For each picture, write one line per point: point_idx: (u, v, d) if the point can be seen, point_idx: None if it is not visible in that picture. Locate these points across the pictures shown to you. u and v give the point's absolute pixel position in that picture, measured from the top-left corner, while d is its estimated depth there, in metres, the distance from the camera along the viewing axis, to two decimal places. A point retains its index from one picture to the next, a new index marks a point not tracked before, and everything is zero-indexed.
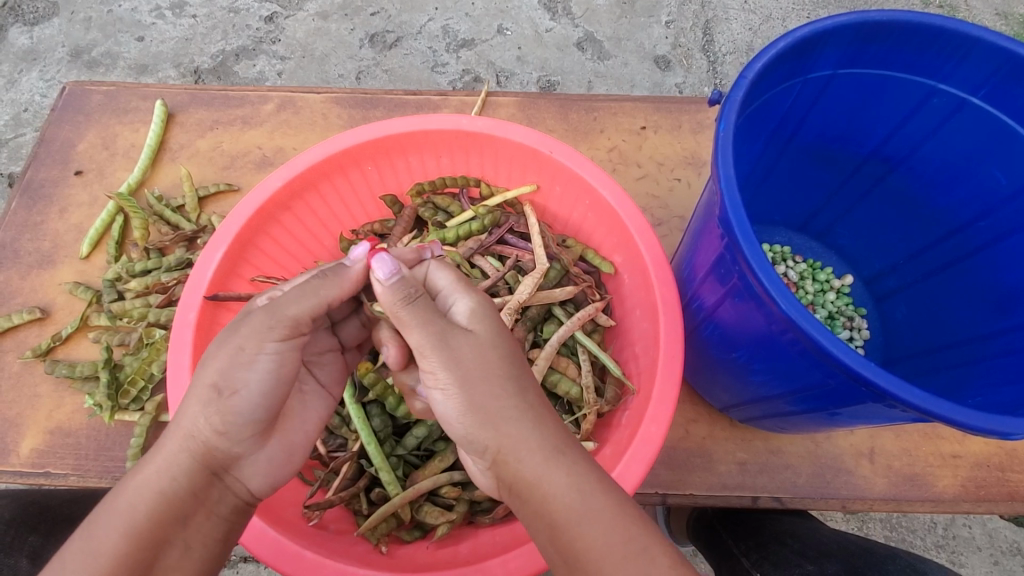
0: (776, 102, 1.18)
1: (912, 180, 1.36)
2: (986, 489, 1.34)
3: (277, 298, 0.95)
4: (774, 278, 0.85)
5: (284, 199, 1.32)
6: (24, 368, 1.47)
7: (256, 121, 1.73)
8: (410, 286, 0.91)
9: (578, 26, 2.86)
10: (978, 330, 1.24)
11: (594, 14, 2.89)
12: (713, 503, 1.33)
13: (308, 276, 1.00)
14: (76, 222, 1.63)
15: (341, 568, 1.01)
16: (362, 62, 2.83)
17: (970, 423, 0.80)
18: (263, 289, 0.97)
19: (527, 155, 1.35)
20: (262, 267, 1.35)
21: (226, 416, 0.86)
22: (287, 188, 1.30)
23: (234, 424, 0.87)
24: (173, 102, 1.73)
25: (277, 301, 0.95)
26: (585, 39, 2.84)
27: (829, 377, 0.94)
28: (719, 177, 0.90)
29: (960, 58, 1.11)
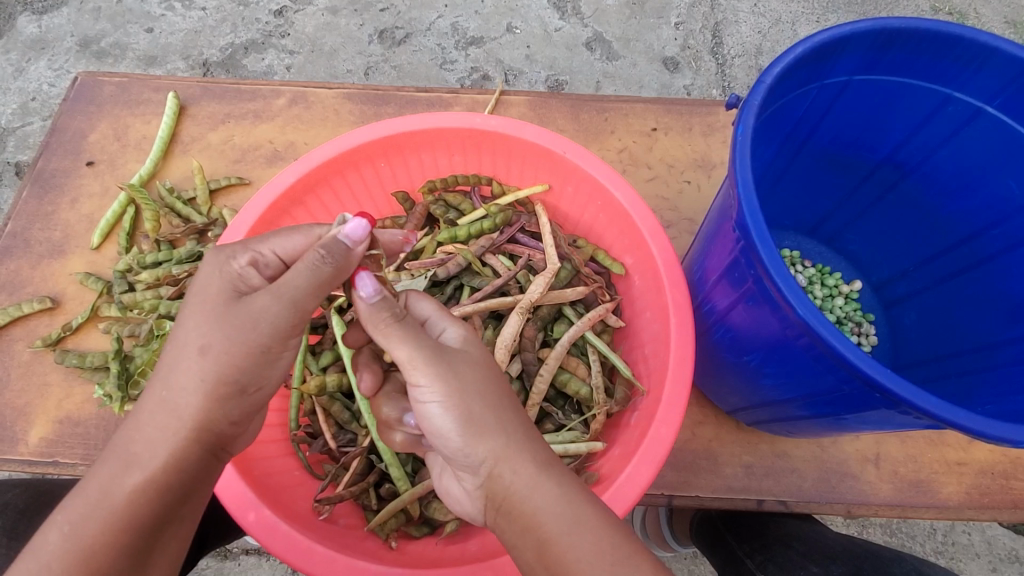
0: (792, 107, 1.18)
1: (923, 187, 1.36)
2: (990, 497, 1.35)
3: (260, 262, 0.93)
4: (791, 282, 0.85)
5: (350, 160, 1.35)
6: (34, 357, 1.47)
7: (439, 108, 1.76)
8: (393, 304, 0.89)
9: (758, 34, 2.83)
10: (988, 338, 1.24)
11: (779, 27, 2.84)
12: (719, 506, 1.33)
13: (293, 240, 0.95)
14: (225, 200, 1.66)
15: (352, 564, 1.00)
16: (516, 52, 2.83)
17: (982, 431, 0.80)
18: (244, 251, 0.93)
19: (540, 154, 1.36)
20: (313, 215, 1.38)
21: (231, 399, 0.89)
22: (340, 155, 1.32)
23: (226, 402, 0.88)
24: (320, 88, 1.75)
25: (260, 265, 0.93)
26: (759, 51, 2.80)
27: (855, 371, 0.84)
28: (737, 181, 0.90)
29: (978, 67, 1.11)
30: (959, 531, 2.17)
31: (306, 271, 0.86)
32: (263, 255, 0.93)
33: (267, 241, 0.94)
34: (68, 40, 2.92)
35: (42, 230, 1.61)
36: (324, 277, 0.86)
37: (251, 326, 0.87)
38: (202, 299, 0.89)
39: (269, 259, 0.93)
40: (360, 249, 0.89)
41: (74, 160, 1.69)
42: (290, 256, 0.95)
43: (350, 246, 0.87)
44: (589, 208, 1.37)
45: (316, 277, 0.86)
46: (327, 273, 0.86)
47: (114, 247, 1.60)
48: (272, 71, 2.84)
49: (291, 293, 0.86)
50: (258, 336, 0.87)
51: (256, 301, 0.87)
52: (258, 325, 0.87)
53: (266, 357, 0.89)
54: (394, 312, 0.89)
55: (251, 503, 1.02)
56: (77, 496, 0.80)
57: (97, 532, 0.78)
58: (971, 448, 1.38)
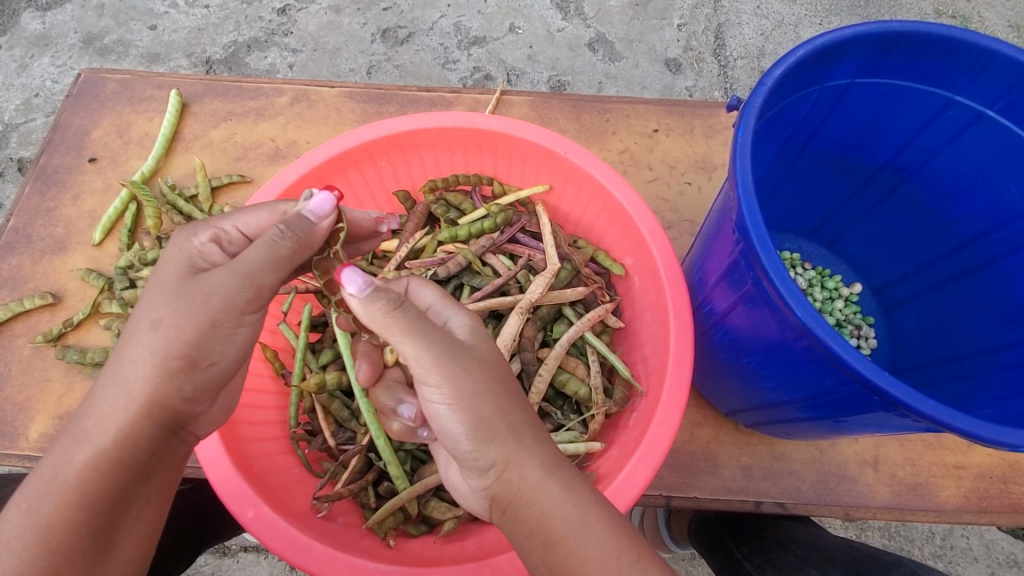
0: (793, 109, 1.18)
1: (925, 191, 1.36)
2: (989, 501, 1.35)
3: (223, 238, 0.97)
4: (791, 285, 0.85)
5: (351, 158, 1.35)
6: (34, 352, 1.48)
7: (440, 108, 1.76)
8: (389, 293, 0.87)
9: (761, 36, 2.83)
10: (989, 342, 1.24)
11: (781, 29, 2.85)
12: (717, 507, 1.33)
13: (256, 217, 1.00)
14: (227, 198, 1.66)
15: (350, 562, 1.01)
16: (519, 52, 2.83)
17: (980, 434, 0.80)
18: (206, 228, 0.97)
19: (541, 154, 1.36)
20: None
21: (187, 379, 0.89)
22: (341, 154, 1.33)
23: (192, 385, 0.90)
24: (323, 86, 1.75)
25: (223, 241, 0.96)
26: (761, 53, 2.80)
27: (854, 373, 0.84)
28: (737, 183, 0.90)
29: (978, 70, 1.11)
30: (958, 535, 2.17)
31: (263, 244, 0.90)
32: (227, 233, 0.97)
33: (229, 219, 0.98)
34: (72, 36, 2.93)
35: (44, 226, 1.62)
36: (282, 251, 0.91)
37: (203, 300, 0.88)
38: (161, 274, 0.92)
39: (232, 236, 0.97)
40: (323, 224, 0.96)
41: (76, 157, 1.69)
42: (254, 232, 1.00)
43: (311, 219, 0.96)
44: (590, 209, 1.37)
45: (274, 251, 0.90)
46: (285, 248, 0.91)
47: (115, 244, 1.61)
48: (274, 69, 2.84)
49: (246, 267, 0.89)
50: (210, 310, 0.88)
51: (212, 274, 0.90)
52: (211, 297, 0.88)
53: (217, 330, 0.90)
54: (393, 301, 0.86)
55: (250, 499, 1.02)
56: (39, 478, 0.82)
57: (52, 512, 0.80)
58: (969, 452, 1.38)
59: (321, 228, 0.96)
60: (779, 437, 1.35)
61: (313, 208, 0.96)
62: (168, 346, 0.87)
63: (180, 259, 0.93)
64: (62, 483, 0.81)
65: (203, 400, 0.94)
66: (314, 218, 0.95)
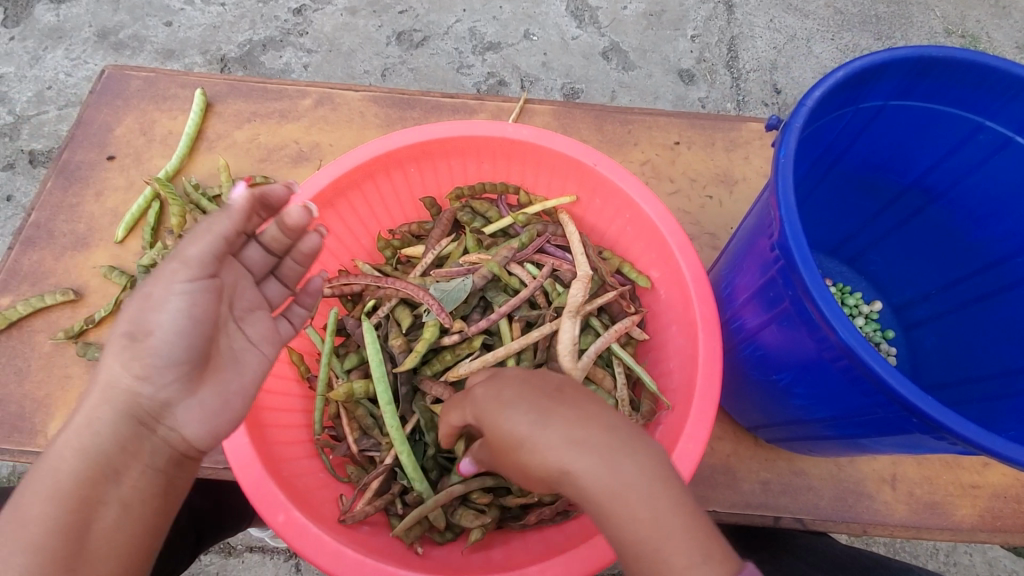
0: (825, 128, 1.19)
1: (950, 212, 1.37)
2: (1004, 521, 1.36)
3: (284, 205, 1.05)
4: (833, 306, 0.86)
5: (382, 164, 1.36)
6: (55, 349, 1.48)
7: (463, 114, 1.78)
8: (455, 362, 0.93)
9: (774, 50, 2.86)
10: (1013, 365, 1.25)
11: (793, 43, 2.87)
12: (736, 520, 1.34)
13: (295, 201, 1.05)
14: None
15: (380, 567, 1.00)
16: (533, 59, 2.84)
17: (1022, 460, 0.80)
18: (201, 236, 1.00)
19: (570, 165, 1.36)
20: (342, 220, 1.39)
21: (134, 355, 0.94)
22: (372, 160, 1.33)
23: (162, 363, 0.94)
24: (347, 90, 1.76)
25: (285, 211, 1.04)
26: (774, 67, 2.82)
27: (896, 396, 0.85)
28: (779, 202, 0.90)
29: (1013, 96, 1.12)
30: (961, 552, 2.18)
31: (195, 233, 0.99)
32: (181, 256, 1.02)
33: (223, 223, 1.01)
34: (86, 30, 2.93)
35: (66, 222, 1.62)
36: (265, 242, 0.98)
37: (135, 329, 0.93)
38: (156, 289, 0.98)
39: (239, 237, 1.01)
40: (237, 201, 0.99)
41: (98, 153, 1.69)
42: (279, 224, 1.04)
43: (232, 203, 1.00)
44: (616, 221, 1.38)
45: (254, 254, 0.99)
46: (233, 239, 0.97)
47: (137, 241, 1.61)
48: (289, 69, 2.85)
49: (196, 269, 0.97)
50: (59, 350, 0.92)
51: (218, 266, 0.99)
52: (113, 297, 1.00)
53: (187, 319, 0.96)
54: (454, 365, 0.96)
55: (282, 504, 1.02)
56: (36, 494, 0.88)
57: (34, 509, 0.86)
58: (987, 472, 1.39)
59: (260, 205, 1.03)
60: (800, 453, 1.36)
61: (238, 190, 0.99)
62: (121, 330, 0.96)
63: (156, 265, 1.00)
64: (46, 467, 0.89)
65: (168, 381, 0.96)
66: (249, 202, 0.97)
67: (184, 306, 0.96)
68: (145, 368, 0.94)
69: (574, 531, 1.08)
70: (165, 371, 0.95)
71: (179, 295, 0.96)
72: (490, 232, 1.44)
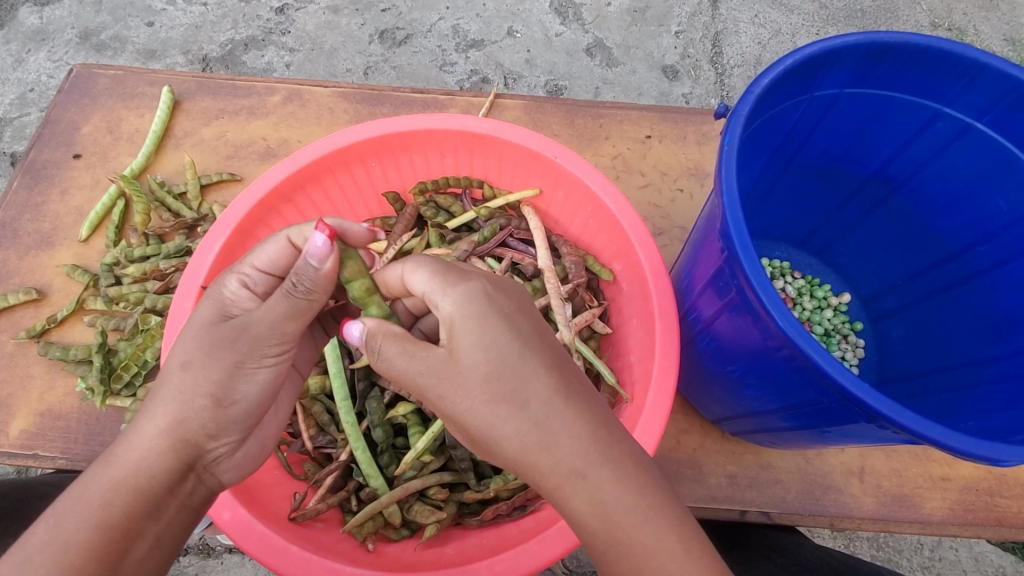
0: (782, 117, 1.18)
1: (913, 202, 1.36)
2: (975, 513, 1.35)
3: (247, 282, 0.98)
4: (772, 294, 0.85)
5: (341, 158, 1.35)
6: (18, 348, 1.46)
7: (433, 110, 1.76)
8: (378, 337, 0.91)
9: (758, 45, 2.85)
10: (974, 354, 1.24)
11: (778, 38, 2.86)
12: (701, 515, 1.33)
13: (268, 249, 0.99)
14: (216, 196, 1.65)
15: (327, 564, 1.00)
16: (516, 56, 2.83)
17: (959, 448, 0.80)
18: (229, 275, 0.98)
19: (532, 159, 1.35)
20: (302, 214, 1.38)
21: (213, 417, 0.90)
22: (330, 154, 1.32)
23: (197, 411, 0.89)
24: (316, 86, 1.75)
25: (249, 285, 0.98)
26: (758, 62, 2.81)
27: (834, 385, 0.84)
28: (722, 190, 0.89)
29: (969, 82, 1.11)
30: (946, 547, 2.17)
31: (282, 298, 0.90)
32: (250, 277, 0.98)
33: (245, 262, 0.99)
34: (68, 32, 2.92)
35: (31, 221, 1.60)
36: (297, 304, 0.91)
37: (229, 346, 0.90)
38: (191, 322, 0.95)
39: (254, 276, 0.99)
40: (330, 266, 0.90)
41: (65, 152, 1.68)
42: (268, 262, 0.99)
43: (319, 265, 0.89)
44: (579, 214, 1.37)
45: (292, 305, 0.91)
46: (302, 303, 0.91)
47: (102, 240, 1.60)
48: (271, 68, 2.84)
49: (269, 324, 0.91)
50: (232, 355, 0.90)
51: (243, 320, 0.92)
52: (240, 338, 0.91)
53: (240, 371, 0.91)
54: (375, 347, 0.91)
55: (227, 501, 1.01)
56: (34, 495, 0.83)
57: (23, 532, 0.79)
58: (956, 464, 1.38)
59: (325, 270, 0.90)
60: (765, 446, 1.35)
61: (314, 251, 0.88)
62: (196, 387, 0.89)
63: (211, 305, 0.95)
64: (88, 503, 0.81)
65: (229, 439, 0.93)
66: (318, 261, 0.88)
67: (269, 378, 0.95)
68: (220, 429, 0.91)
69: (527, 525, 1.08)
70: (234, 431, 0.94)
71: (267, 367, 0.94)
72: (454, 227, 1.43)
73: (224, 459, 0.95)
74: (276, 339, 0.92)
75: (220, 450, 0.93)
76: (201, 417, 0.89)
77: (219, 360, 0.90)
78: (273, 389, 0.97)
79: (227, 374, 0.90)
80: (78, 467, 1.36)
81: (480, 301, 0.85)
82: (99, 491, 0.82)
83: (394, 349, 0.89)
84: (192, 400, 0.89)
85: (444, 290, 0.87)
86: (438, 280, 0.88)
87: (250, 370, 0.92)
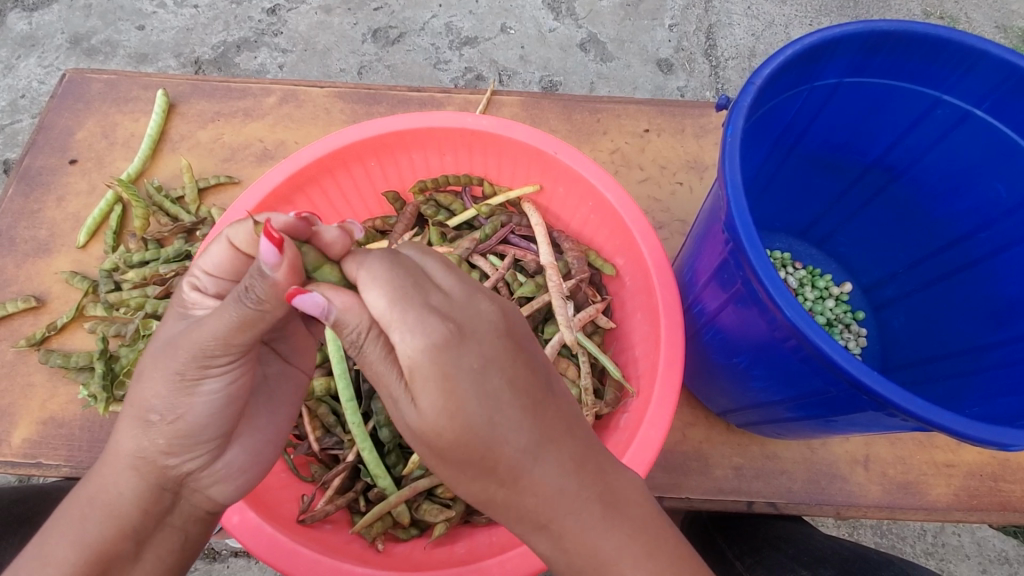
0: (782, 108, 1.18)
1: (913, 190, 1.37)
2: (979, 499, 1.35)
3: (199, 287, 0.91)
4: (780, 285, 0.85)
5: (340, 158, 1.34)
6: (18, 357, 1.46)
7: (430, 108, 1.75)
8: (352, 329, 0.77)
9: (752, 37, 2.84)
10: (977, 340, 1.25)
11: (772, 29, 2.85)
12: (708, 507, 1.33)
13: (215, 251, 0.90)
14: (214, 199, 1.64)
15: (339, 566, 1.00)
16: (510, 52, 2.82)
17: (969, 433, 0.80)
18: (183, 281, 0.92)
19: (532, 155, 1.35)
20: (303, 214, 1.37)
21: (164, 434, 0.87)
22: (329, 155, 1.31)
23: (148, 428, 0.86)
24: (312, 86, 1.74)
25: (201, 289, 0.91)
26: (752, 54, 2.81)
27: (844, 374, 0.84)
28: (726, 182, 0.89)
29: (967, 69, 1.11)
30: (949, 533, 2.18)
31: (231, 306, 0.80)
32: (201, 281, 0.91)
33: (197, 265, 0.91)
34: (59, 37, 2.90)
35: (28, 229, 1.59)
36: (245, 313, 0.79)
37: (172, 357, 0.84)
38: (158, 336, 0.90)
39: (205, 282, 0.91)
40: (284, 272, 0.78)
41: (59, 158, 1.67)
42: (217, 266, 0.91)
43: (273, 273, 0.77)
44: (581, 210, 1.37)
45: (230, 313, 0.80)
46: (241, 309, 0.79)
47: (100, 245, 1.59)
48: (264, 70, 2.82)
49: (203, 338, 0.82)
50: (176, 366, 0.84)
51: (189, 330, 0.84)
52: (182, 347, 0.84)
53: (186, 384, 0.85)
54: (353, 342, 0.78)
55: (236, 505, 1.01)
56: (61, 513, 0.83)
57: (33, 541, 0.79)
58: (960, 450, 1.38)
59: (281, 280, 0.78)
60: (771, 437, 1.35)
61: (266, 260, 0.77)
62: (147, 402, 0.86)
63: (174, 315, 0.91)
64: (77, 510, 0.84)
65: (193, 455, 0.90)
66: (273, 269, 0.77)
67: (221, 388, 0.88)
68: (176, 446, 0.87)
69: None
70: (194, 447, 0.89)
71: (216, 376, 0.87)
72: (455, 226, 1.44)
73: (201, 472, 0.92)
74: (220, 348, 0.83)
75: (188, 464, 0.90)
76: (153, 435, 0.86)
77: (165, 372, 0.85)
78: (228, 401, 0.90)
79: (173, 388, 0.85)
80: (83, 474, 1.35)
81: (440, 351, 0.74)
82: (88, 502, 0.85)
83: (366, 363, 0.76)
84: (145, 416, 0.86)
85: (398, 327, 0.74)
86: (395, 310, 0.74)
87: (199, 382, 0.86)
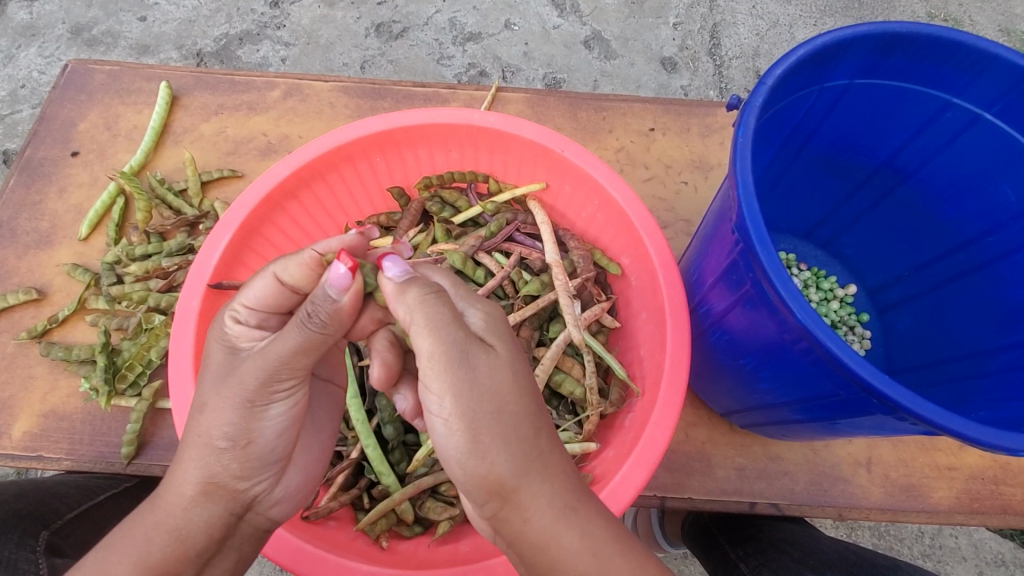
0: (792, 108, 1.18)
1: (921, 193, 1.36)
2: (981, 502, 1.35)
3: (242, 319, 0.92)
4: (791, 287, 0.84)
5: (345, 154, 1.33)
6: (19, 349, 1.45)
7: (435, 103, 1.74)
8: (425, 283, 0.84)
9: (756, 36, 2.83)
10: (983, 344, 1.25)
11: (776, 29, 2.85)
12: (711, 507, 1.33)
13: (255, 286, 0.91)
14: (218, 193, 1.64)
15: (343, 563, 1.00)
16: (514, 48, 2.81)
17: (978, 438, 0.80)
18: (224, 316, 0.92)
19: (538, 152, 1.34)
20: (307, 210, 1.37)
21: (237, 459, 0.87)
22: (335, 150, 1.31)
23: (218, 453, 0.86)
24: (316, 80, 1.73)
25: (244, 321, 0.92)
26: (756, 53, 2.80)
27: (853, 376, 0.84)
28: (737, 182, 0.89)
29: (977, 73, 1.11)
30: (947, 535, 2.18)
31: (294, 331, 0.84)
32: (241, 314, 0.92)
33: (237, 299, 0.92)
34: (59, 27, 2.87)
35: (29, 220, 1.58)
36: (312, 337, 0.84)
37: (239, 384, 0.85)
38: (204, 370, 0.91)
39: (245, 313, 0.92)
40: (350, 298, 0.84)
41: (61, 149, 1.65)
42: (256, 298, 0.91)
43: (339, 297, 0.83)
44: (586, 208, 1.36)
45: (302, 337, 0.84)
46: (314, 335, 0.84)
47: (103, 238, 1.57)
48: (266, 63, 2.81)
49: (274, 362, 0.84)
50: (244, 393, 0.85)
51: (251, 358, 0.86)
52: (246, 374, 0.85)
53: (255, 409, 0.86)
54: (425, 289, 0.83)
55: None
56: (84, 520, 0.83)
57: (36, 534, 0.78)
58: (962, 454, 1.39)
59: (345, 303, 0.83)
60: (774, 438, 1.35)
61: (332, 282, 0.83)
62: (214, 431, 0.85)
63: (217, 349, 0.91)
64: None
65: (263, 476, 0.91)
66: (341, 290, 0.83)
67: (287, 411, 0.90)
68: (248, 469, 0.88)
69: None
70: (264, 469, 0.91)
71: (280, 400, 0.89)
72: (460, 222, 1.43)
73: (266, 495, 0.92)
74: (286, 371, 0.86)
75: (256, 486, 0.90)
76: (224, 459, 0.86)
77: (231, 399, 0.85)
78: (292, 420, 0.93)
79: (241, 414, 0.85)
80: (84, 468, 1.34)
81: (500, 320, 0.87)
82: None
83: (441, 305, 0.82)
84: (210, 442, 0.85)
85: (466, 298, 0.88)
86: (463, 288, 0.90)
87: (265, 407, 0.87)
